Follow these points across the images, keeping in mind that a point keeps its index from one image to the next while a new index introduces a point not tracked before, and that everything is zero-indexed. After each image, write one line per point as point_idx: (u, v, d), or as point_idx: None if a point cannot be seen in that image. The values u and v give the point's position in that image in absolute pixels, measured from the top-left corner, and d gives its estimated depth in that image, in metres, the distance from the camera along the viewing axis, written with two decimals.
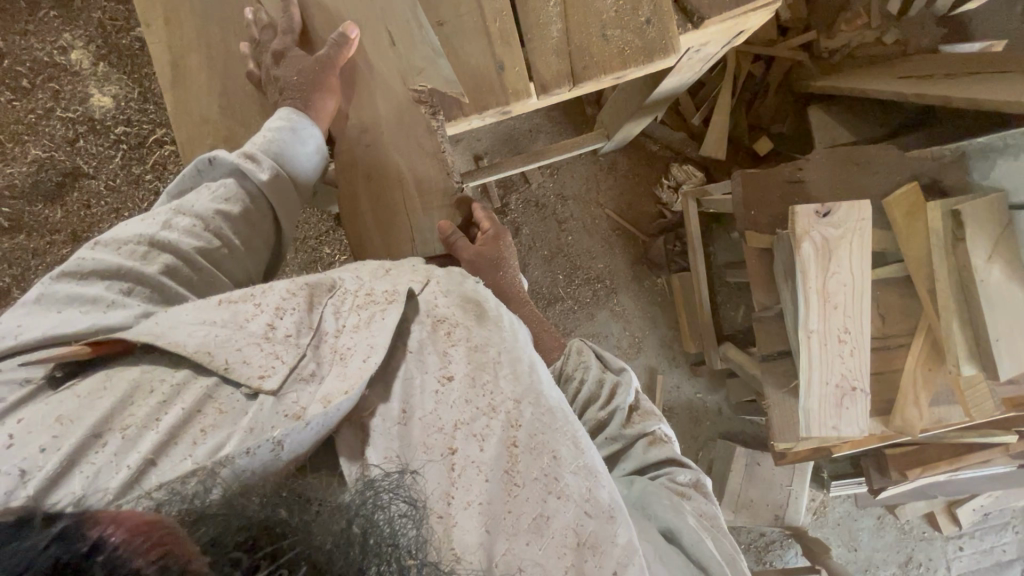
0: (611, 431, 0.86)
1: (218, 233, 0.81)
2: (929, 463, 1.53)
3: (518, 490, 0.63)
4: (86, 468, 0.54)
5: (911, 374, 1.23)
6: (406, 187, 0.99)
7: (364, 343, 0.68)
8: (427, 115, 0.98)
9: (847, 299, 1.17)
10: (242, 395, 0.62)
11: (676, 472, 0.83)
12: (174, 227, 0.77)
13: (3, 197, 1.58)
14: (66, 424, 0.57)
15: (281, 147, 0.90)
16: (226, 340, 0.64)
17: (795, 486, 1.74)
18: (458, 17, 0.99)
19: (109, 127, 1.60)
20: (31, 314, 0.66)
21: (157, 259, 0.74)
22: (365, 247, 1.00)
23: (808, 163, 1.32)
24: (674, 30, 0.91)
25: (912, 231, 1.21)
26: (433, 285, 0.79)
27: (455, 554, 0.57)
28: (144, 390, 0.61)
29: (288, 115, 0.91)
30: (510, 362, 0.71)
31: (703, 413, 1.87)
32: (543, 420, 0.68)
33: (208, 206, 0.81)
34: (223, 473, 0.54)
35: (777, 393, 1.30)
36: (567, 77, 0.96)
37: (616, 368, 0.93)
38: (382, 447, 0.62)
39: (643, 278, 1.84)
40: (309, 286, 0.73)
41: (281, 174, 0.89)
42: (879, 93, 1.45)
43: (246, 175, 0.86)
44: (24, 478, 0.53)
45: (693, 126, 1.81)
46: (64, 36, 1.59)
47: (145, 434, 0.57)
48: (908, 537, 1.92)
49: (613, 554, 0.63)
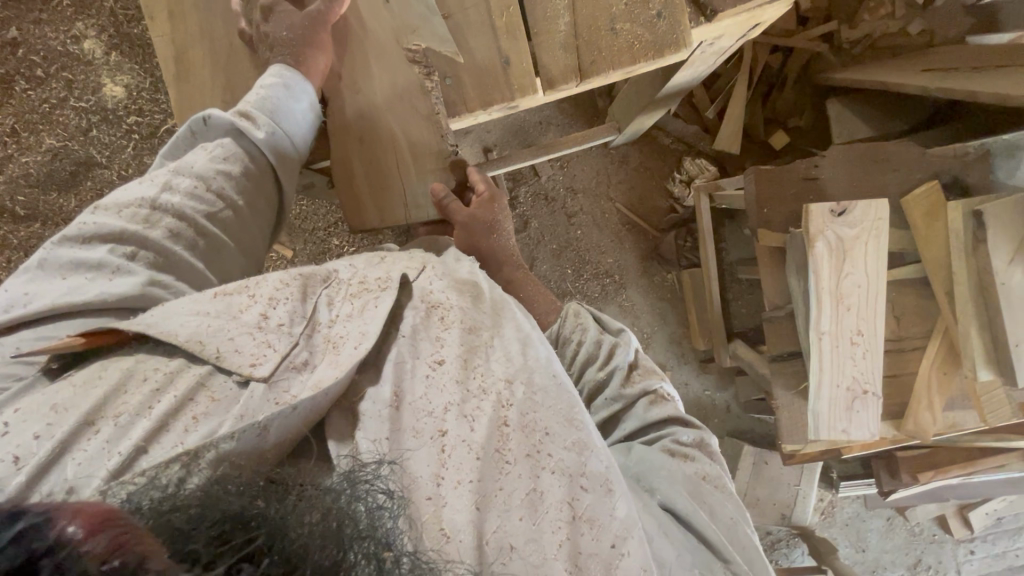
0: (612, 390, 0.84)
1: (220, 194, 0.82)
2: (940, 466, 1.51)
3: (509, 467, 0.63)
4: (78, 455, 0.55)
5: (925, 376, 1.21)
6: (399, 150, 1.01)
7: (357, 330, 0.68)
8: (421, 75, 0.98)
9: (860, 301, 1.14)
10: (235, 382, 0.62)
11: (677, 432, 0.80)
12: (174, 189, 0.79)
13: (18, 186, 1.60)
14: (60, 412, 0.57)
15: (276, 104, 0.89)
16: (218, 330, 0.65)
17: (803, 486, 1.72)
18: (463, 10, 0.97)
19: (121, 118, 1.61)
20: (36, 280, 0.70)
21: (160, 223, 0.76)
22: (360, 212, 1.04)
23: (824, 158, 1.28)
24: (686, 23, 0.87)
25: (930, 231, 1.18)
26: (428, 270, 0.80)
27: (443, 534, 0.57)
28: (138, 378, 0.61)
29: (281, 72, 0.91)
30: (502, 348, 0.72)
31: (712, 411, 1.85)
32: (534, 400, 0.68)
33: (207, 166, 0.82)
34: (208, 458, 0.54)
35: (785, 393, 1.29)
36: (574, 72, 0.93)
37: (615, 330, 0.91)
38: (371, 431, 0.62)
39: (654, 272, 1.81)
40: (303, 276, 0.73)
41: (278, 133, 0.89)
42: (900, 87, 1.40)
43: (243, 134, 0.86)
44: (18, 464, 0.53)
45: (706, 120, 1.77)
46: (77, 25, 1.59)
47: (137, 421, 0.58)
48: (917, 539, 1.90)
49: (612, 527, 0.63)
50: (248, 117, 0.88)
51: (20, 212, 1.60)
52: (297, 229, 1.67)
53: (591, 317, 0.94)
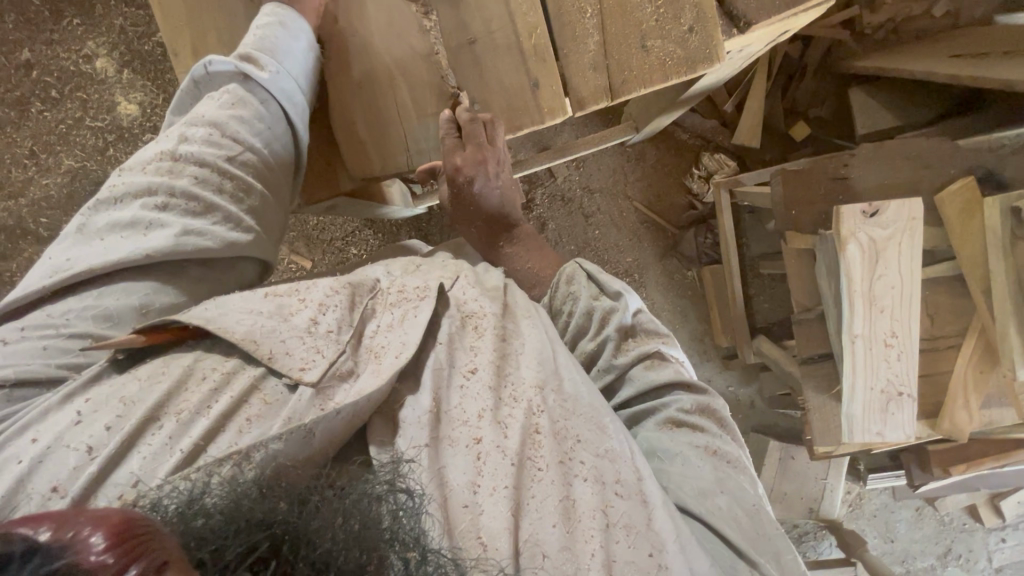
0: (603, 363, 0.80)
1: (235, 138, 0.85)
2: (973, 460, 1.49)
3: (542, 473, 0.63)
4: (144, 448, 0.58)
5: (961, 377, 1.19)
6: (398, 92, 1.00)
7: (397, 340, 0.69)
8: (417, 14, 0.96)
9: (894, 302, 1.13)
10: (285, 385, 0.64)
11: (679, 399, 0.77)
12: (192, 140, 0.83)
13: (39, 207, 1.61)
14: (128, 404, 0.61)
15: (275, 42, 0.92)
16: (272, 331, 0.66)
17: (831, 479, 1.72)
18: (490, 33, 0.94)
19: (136, 136, 1.62)
20: (75, 246, 0.75)
21: (184, 172, 0.81)
22: (362, 159, 1.05)
23: (854, 157, 1.24)
24: (719, 37, 0.83)
25: (966, 230, 1.16)
26: (462, 279, 0.81)
27: (482, 542, 0.58)
28: (197, 377, 0.64)
29: (276, 11, 0.94)
30: (531, 350, 0.72)
31: (735, 406, 1.84)
32: (564, 407, 0.68)
33: (218, 113, 0.86)
34: (257, 458, 0.56)
35: (817, 396, 1.26)
36: (604, 92, 0.91)
37: (613, 292, 0.84)
38: (411, 436, 0.63)
39: (673, 270, 1.80)
40: (352, 286, 0.75)
41: (281, 71, 0.91)
42: (931, 76, 1.36)
43: (248, 78, 0.89)
44: (91, 454, 0.57)
45: (725, 114, 1.74)
46: (88, 44, 1.59)
47: (197, 420, 0.60)
48: (947, 528, 1.89)
49: (648, 535, 0.62)
50: (253, 60, 0.91)
51: (44, 233, 1.61)
52: (314, 240, 1.67)
53: (587, 277, 0.87)
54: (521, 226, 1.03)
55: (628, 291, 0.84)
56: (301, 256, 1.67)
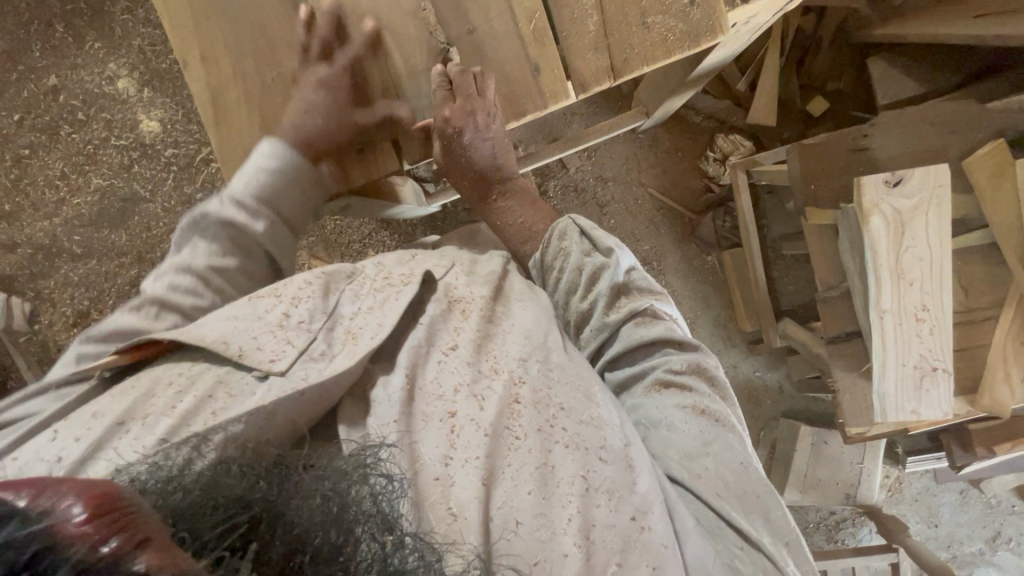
0: (596, 322, 0.79)
1: (217, 291, 0.86)
2: (1019, 437, 1.43)
3: (519, 442, 0.63)
4: (112, 452, 0.57)
5: (999, 348, 1.15)
6: (387, 52, 0.96)
7: (375, 322, 0.70)
8: None
9: (923, 275, 1.09)
10: (254, 377, 0.64)
11: (665, 359, 0.75)
12: (177, 287, 0.83)
13: (73, 226, 1.67)
14: (98, 417, 0.61)
15: (274, 190, 0.93)
16: (243, 330, 0.68)
17: (867, 462, 1.67)
18: (489, 21, 0.93)
19: (158, 151, 1.66)
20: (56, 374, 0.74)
21: (167, 319, 0.81)
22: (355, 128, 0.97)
23: (872, 127, 1.21)
24: (722, 8, 0.83)
25: (999, 194, 1.11)
26: (456, 268, 0.82)
27: (451, 513, 0.58)
28: (163, 384, 0.65)
29: (275, 153, 0.94)
30: (520, 328, 0.73)
31: (764, 392, 1.79)
32: (549, 376, 0.69)
33: (207, 262, 0.86)
34: (216, 440, 0.56)
35: (848, 374, 1.22)
36: (607, 72, 0.90)
37: (605, 249, 0.83)
38: (381, 415, 0.64)
39: (692, 256, 1.76)
40: (326, 274, 0.77)
41: (276, 224, 0.93)
42: (952, 37, 1.31)
43: (241, 229, 0.89)
44: (60, 464, 0.56)
45: (738, 93, 1.70)
46: (110, 66, 1.65)
47: (162, 420, 0.60)
48: (995, 511, 1.81)
49: (632, 499, 0.61)
50: (248, 210, 0.90)
51: (77, 250, 1.67)
52: (333, 244, 1.70)
53: (581, 235, 0.86)
54: (514, 179, 1.08)
55: (620, 249, 0.84)
56: (321, 260, 1.70)
